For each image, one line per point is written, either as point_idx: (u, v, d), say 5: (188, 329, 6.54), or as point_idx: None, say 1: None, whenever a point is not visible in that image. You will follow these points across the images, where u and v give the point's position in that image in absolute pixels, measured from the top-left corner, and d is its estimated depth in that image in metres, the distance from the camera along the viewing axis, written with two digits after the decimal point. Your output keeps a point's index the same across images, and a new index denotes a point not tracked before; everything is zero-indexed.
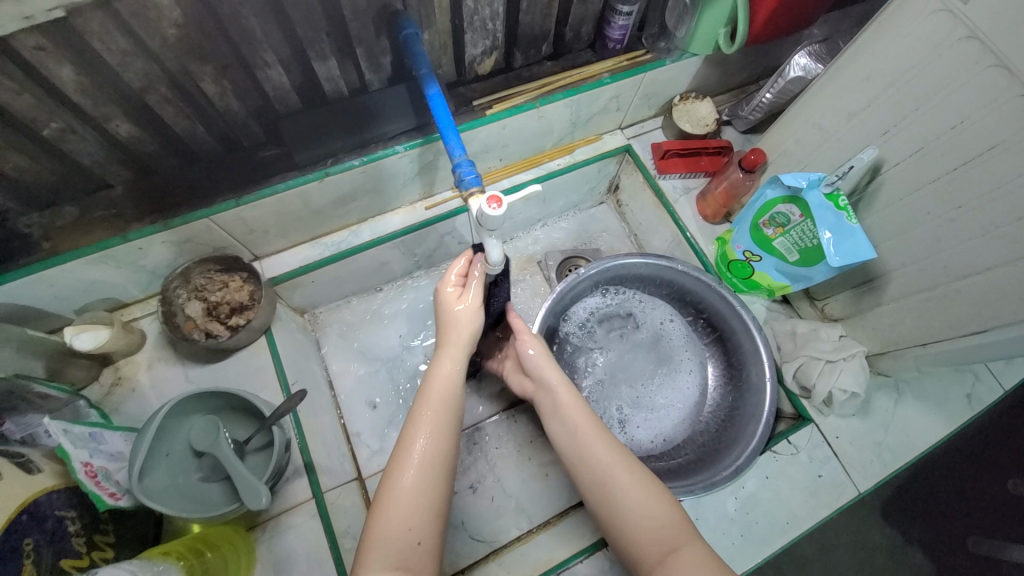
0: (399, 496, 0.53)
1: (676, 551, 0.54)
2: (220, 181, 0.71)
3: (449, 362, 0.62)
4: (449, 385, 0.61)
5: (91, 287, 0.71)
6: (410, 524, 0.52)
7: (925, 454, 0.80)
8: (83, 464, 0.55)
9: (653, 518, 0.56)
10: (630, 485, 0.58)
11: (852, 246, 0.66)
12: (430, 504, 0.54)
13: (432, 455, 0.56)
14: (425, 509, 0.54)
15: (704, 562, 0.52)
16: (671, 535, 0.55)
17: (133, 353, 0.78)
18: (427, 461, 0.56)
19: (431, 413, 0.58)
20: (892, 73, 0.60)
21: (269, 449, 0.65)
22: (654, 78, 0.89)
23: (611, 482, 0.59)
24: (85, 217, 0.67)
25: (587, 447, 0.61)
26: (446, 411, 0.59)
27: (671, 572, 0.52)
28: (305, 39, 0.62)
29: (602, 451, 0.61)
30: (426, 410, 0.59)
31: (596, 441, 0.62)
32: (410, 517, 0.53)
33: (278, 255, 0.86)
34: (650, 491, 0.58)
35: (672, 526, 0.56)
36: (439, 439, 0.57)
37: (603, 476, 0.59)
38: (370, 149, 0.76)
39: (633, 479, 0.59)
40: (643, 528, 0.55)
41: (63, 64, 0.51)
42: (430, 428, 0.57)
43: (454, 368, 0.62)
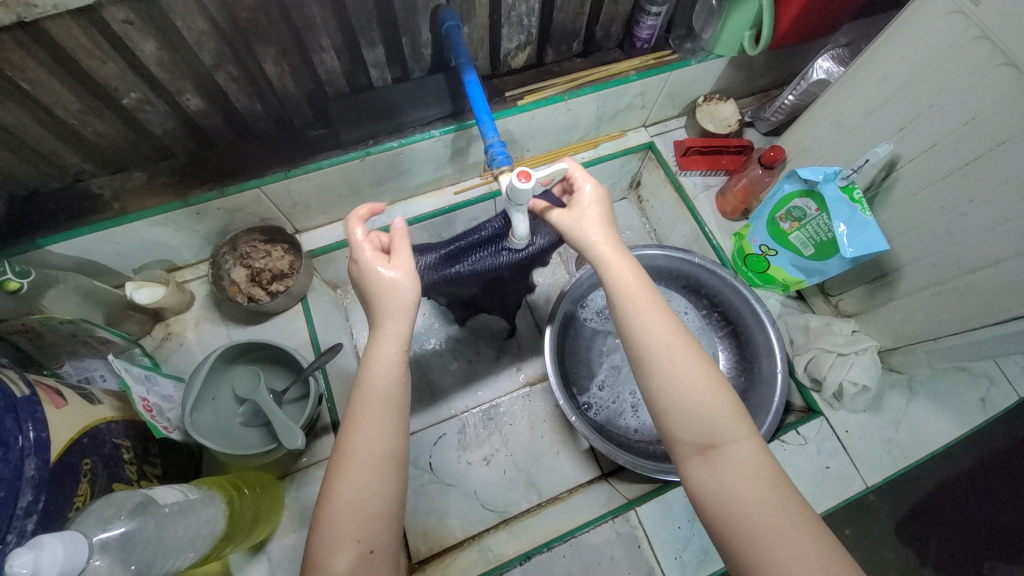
0: (347, 498, 0.47)
1: (718, 449, 0.51)
2: (271, 156, 0.78)
3: (392, 341, 0.53)
4: (394, 359, 0.52)
5: (152, 247, 0.78)
6: (358, 534, 0.47)
7: (935, 453, 0.81)
8: (141, 398, 0.61)
9: (700, 405, 0.51)
10: (676, 360, 0.53)
11: (864, 239, 0.68)
12: (380, 500, 0.48)
13: (378, 450, 0.49)
14: (374, 515, 0.48)
15: (752, 461, 0.50)
16: (717, 432, 0.51)
17: (183, 311, 0.84)
18: (370, 464, 0.48)
19: (373, 409, 0.50)
20: (909, 72, 0.62)
21: (304, 401, 0.71)
22: (679, 77, 0.93)
23: (657, 355, 0.53)
24: (150, 182, 0.74)
25: (640, 315, 0.55)
26: (377, 403, 0.50)
27: (710, 467, 0.50)
28: (358, 27, 0.68)
29: (654, 325, 0.54)
30: (366, 402, 0.50)
31: (648, 317, 0.55)
32: (356, 521, 0.47)
33: (317, 229, 0.92)
34: (699, 376, 0.52)
35: (724, 420, 0.51)
36: (385, 434, 0.50)
37: (649, 350, 0.54)
38: (407, 132, 0.81)
39: (683, 351, 0.54)
40: (687, 416, 0.51)
41: (148, 39, 0.58)
42: (375, 423, 0.50)
43: (396, 343, 0.53)
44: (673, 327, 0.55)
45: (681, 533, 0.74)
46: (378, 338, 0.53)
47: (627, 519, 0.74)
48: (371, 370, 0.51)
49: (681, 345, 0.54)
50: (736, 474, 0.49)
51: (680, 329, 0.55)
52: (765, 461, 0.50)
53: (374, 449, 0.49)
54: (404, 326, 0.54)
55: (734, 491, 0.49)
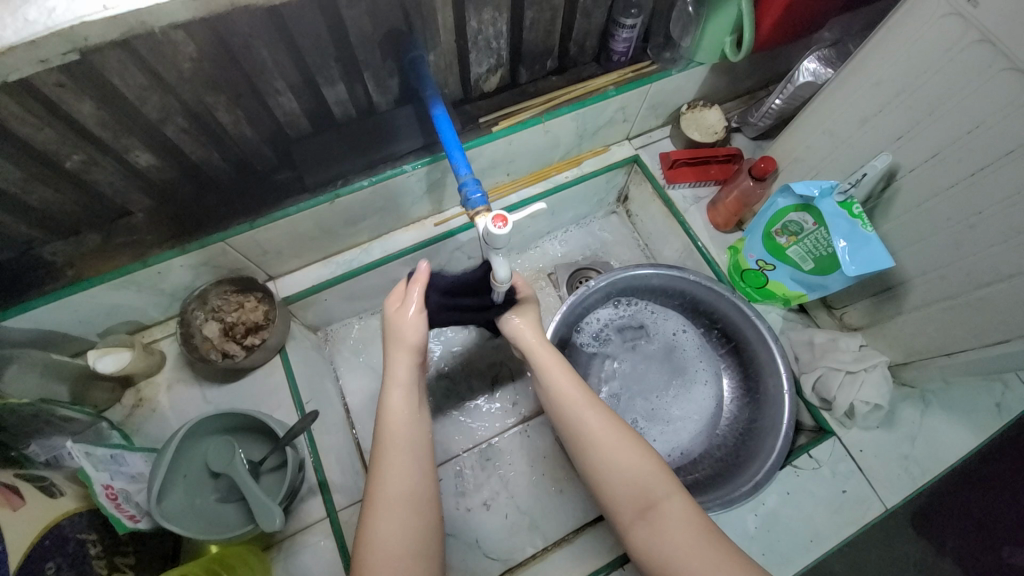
0: (387, 513, 0.54)
1: (654, 509, 0.56)
2: (234, 207, 0.73)
3: (399, 384, 0.61)
4: (407, 399, 0.60)
5: (114, 311, 0.74)
6: (396, 564, 0.51)
7: (955, 467, 0.77)
8: (104, 486, 0.56)
9: (629, 473, 0.57)
10: (604, 434, 0.60)
11: (868, 255, 0.64)
12: (416, 518, 0.54)
13: (407, 492, 0.55)
14: (408, 552, 0.52)
15: (683, 516, 0.55)
16: (650, 492, 0.56)
17: (153, 374, 0.80)
18: (399, 499, 0.54)
19: (396, 452, 0.57)
20: (905, 78, 0.59)
21: (283, 470, 0.66)
22: (660, 88, 0.89)
23: (588, 433, 0.61)
24: (106, 244, 0.69)
25: (565, 401, 0.63)
26: (407, 443, 0.58)
27: (649, 528, 0.55)
28: (314, 66, 0.63)
29: (583, 407, 0.62)
30: (388, 444, 0.58)
31: (576, 394, 0.63)
32: (399, 536, 0.53)
33: (292, 274, 0.87)
34: (627, 444, 0.59)
35: (654, 482, 0.57)
36: (411, 468, 0.56)
37: (581, 429, 0.61)
38: (379, 169, 0.77)
39: (608, 422, 0.61)
40: (622, 484, 0.57)
41: (84, 100, 0.53)
42: (398, 471, 0.56)
43: (404, 388, 0.61)
44: (598, 403, 0.63)
45: None
46: (392, 383, 0.61)
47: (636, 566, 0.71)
48: (387, 411, 0.59)
49: (603, 420, 0.61)
50: (674, 527, 0.54)
51: (602, 406, 0.63)
52: (697, 511, 0.56)
53: (399, 501, 0.54)
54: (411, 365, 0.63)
55: (672, 547, 0.53)
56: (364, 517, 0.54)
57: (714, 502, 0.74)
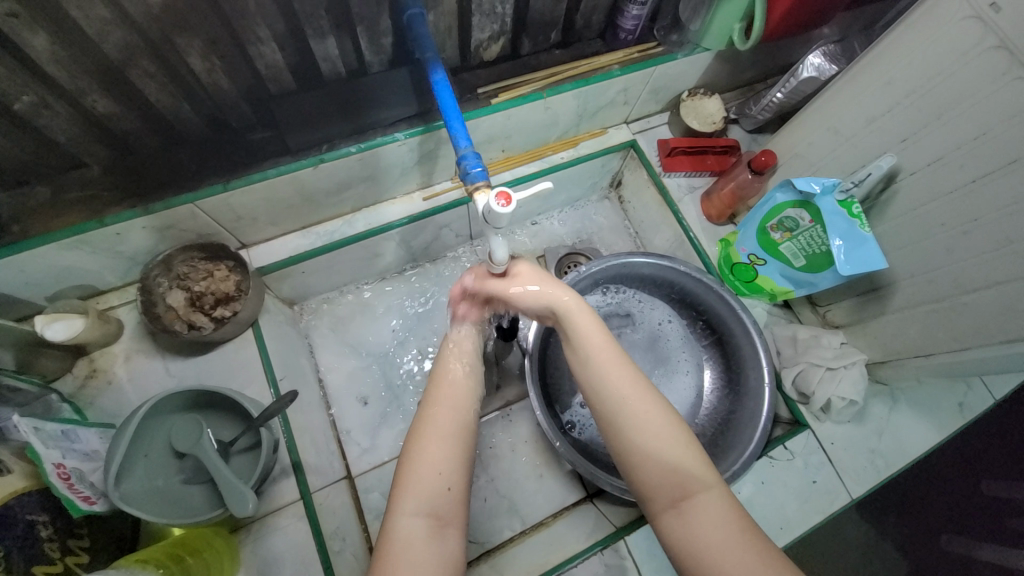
0: (433, 444, 0.53)
1: (689, 500, 0.52)
2: (206, 166, 0.67)
3: (467, 329, 0.65)
4: (470, 341, 0.65)
5: (65, 273, 0.67)
6: (440, 468, 0.52)
7: (916, 461, 0.81)
8: (55, 465, 0.51)
9: (673, 461, 0.53)
10: (650, 421, 0.55)
11: (861, 255, 0.65)
12: (463, 449, 0.54)
13: (459, 414, 0.56)
14: (455, 457, 0.53)
15: (723, 512, 0.51)
16: (688, 484, 0.53)
17: (109, 343, 0.73)
18: (449, 430, 0.54)
19: (455, 377, 0.59)
20: (917, 79, 0.58)
21: (256, 450, 0.62)
22: (664, 72, 0.86)
23: (635, 419, 0.55)
24: (57, 199, 0.62)
25: (648, 423, 0.55)
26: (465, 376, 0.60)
27: (683, 519, 0.51)
28: (303, 15, 0.57)
29: (628, 388, 0.57)
30: (450, 373, 0.60)
31: (660, 419, 0.55)
32: (439, 465, 0.52)
33: (267, 243, 0.82)
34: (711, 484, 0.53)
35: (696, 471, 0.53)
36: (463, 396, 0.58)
37: (621, 407, 0.56)
38: (368, 135, 0.72)
39: (655, 406, 0.56)
40: (661, 473, 0.53)
41: (35, 30, 0.46)
42: (454, 397, 0.57)
43: (472, 329, 0.66)
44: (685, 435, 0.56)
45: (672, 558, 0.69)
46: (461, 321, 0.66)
47: (616, 550, 0.69)
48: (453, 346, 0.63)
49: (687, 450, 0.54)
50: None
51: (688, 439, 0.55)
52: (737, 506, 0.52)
53: (454, 422, 0.55)
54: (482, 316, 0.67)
55: (706, 542, 0.50)
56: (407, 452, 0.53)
57: None
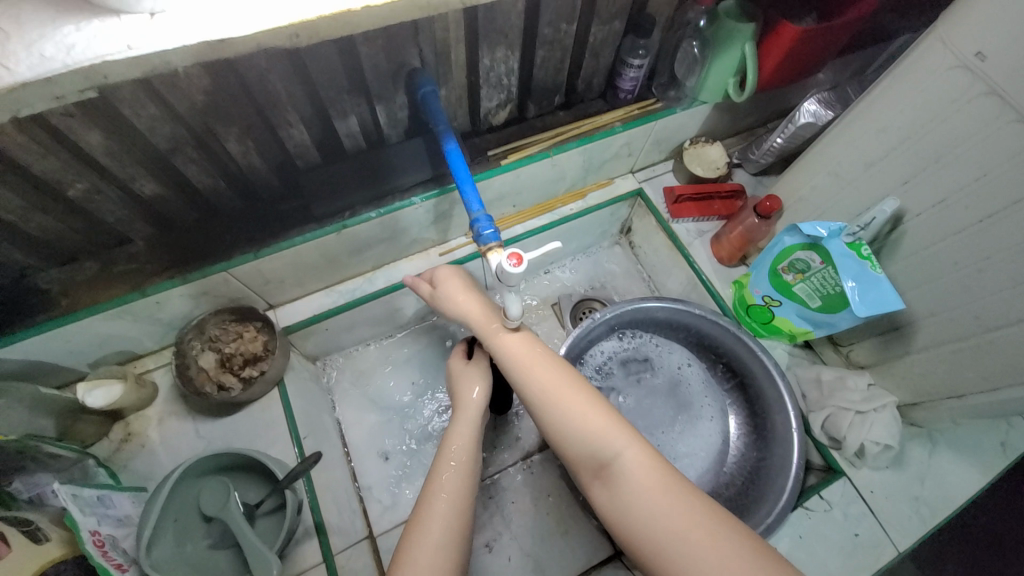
0: (420, 552, 0.52)
1: (610, 465, 0.53)
2: (238, 236, 0.72)
3: (466, 423, 0.64)
4: (469, 437, 0.63)
5: (108, 341, 0.71)
6: None
7: (966, 509, 0.76)
8: (91, 532, 0.53)
9: (586, 427, 0.55)
10: (564, 400, 0.57)
11: (877, 296, 0.65)
12: (454, 560, 0.52)
13: (451, 524, 0.54)
14: (444, 571, 0.51)
15: (640, 466, 0.52)
16: (604, 449, 0.54)
17: (144, 406, 0.76)
18: (437, 539, 0.53)
19: (449, 475, 0.58)
20: (911, 124, 0.60)
21: (280, 512, 0.63)
22: (664, 125, 0.91)
23: (550, 403, 0.57)
24: (104, 273, 0.67)
25: (561, 399, 0.57)
26: (462, 478, 0.58)
27: (607, 487, 0.53)
28: (327, 99, 0.63)
29: (544, 377, 0.59)
30: (444, 470, 0.59)
31: (569, 389, 0.58)
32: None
33: (292, 303, 0.85)
34: (625, 435, 0.54)
35: (610, 435, 0.54)
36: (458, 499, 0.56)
37: (538, 395, 0.58)
38: (387, 200, 0.76)
39: (562, 379, 0.58)
40: (582, 444, 0.55)
41: (93, 130, 0.52)
42: (450, 495, 0.56)
43: (471, 426, 0.64)
44: (589, 394, 0.58)
45: None
46: (460, 417, 0.65)
47: None
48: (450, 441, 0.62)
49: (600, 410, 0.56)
50: (668, 517, 0.49)
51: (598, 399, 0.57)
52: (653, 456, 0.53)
53: (445, 528, 0.54)
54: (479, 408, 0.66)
55: (633, 501, 0.51)
56: (398, 553, 0.53)
57: None
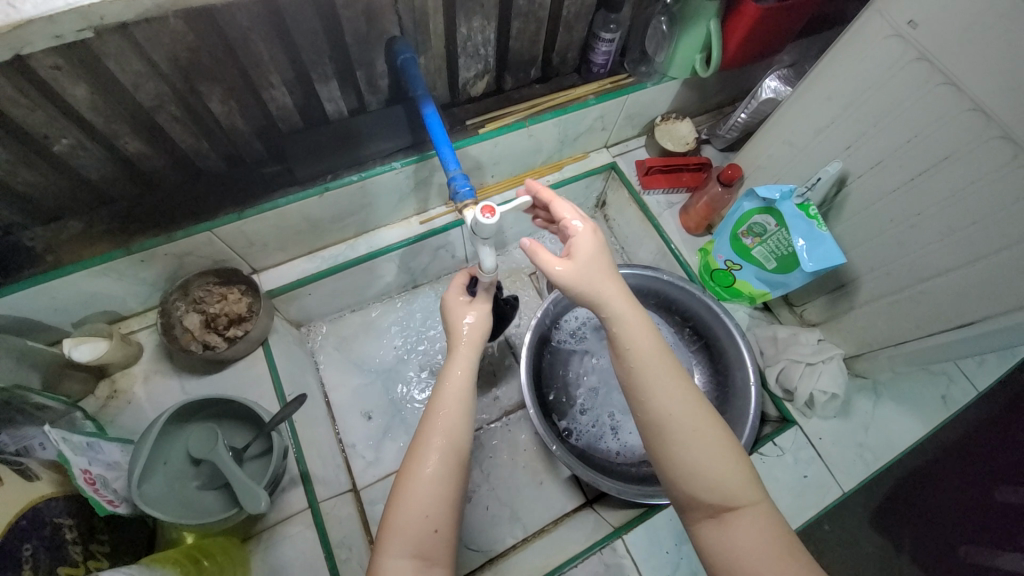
0: (417, 490, 0.53)
1: (731, 510, 0.51)
2: (222, 197, 0.74)
3: (458, 367, 0.63)
4: (464, 377, 0.62)
5: (92, 299, 0.72)
6: (427, 512, 0.52)
7: (905, 453, 0.83)
8: (82, 471, 0.55)
9: (714, 471, 0.52)
10: (685, 426, 0.53)
11: (823, 253, 0.70)
12: (451, 491, 0.54)
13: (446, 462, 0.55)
14: (441, 500, 0.53)
15: (767, 530, 0.50)
16: (728, 494, 0.51)
17: (130, 365, 0.78)
18: (432, 474, 0.54)
19: (445, 410, 0.58)
20: (853, 92, 0.65)
21: (267, 455, 0.66)
22: (636, 99, 0.95)
23: (668, 420, 0.54)
24: (88, 231, 0.69)
25: (661, 396, 0.54)
26: (453, 422, 0.57)
27: (719, 527, 0.51)
28: (310, 62, 0.66)
29: (653, 375, 0.55)
30: (442, 403, 0.59)
31: (674, 403, 0.54)
32: (427, 505, 0.52)
33: (276, 268, 0.88)
34: (716, 449, 0.53)
35: (738, 491, 0.51)
36: (456, 436, 0.57)
37: (649, 399, 0.55)
38: (368, 165, 0.79)
39: (701, 423, 0.54)
40: (702, 480, 0.52)
41: (78, 83, 0.54)
42: (443, 427, 0.57)
43: (463, 370, 0.62)
44: (696, 412, 0.55)
45: (670, 557, 0.72)
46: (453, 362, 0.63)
47: (614, 549, 0.72)
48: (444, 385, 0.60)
49: (706, 432, 0.54)
50: (750, 537, 0.49)
51: (710, 426, 0.54)
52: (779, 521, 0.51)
53: (446, 462, 0.55)
54: (472, 353, 0.65)
55: (738, 549, 0.49)
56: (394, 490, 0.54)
57: None
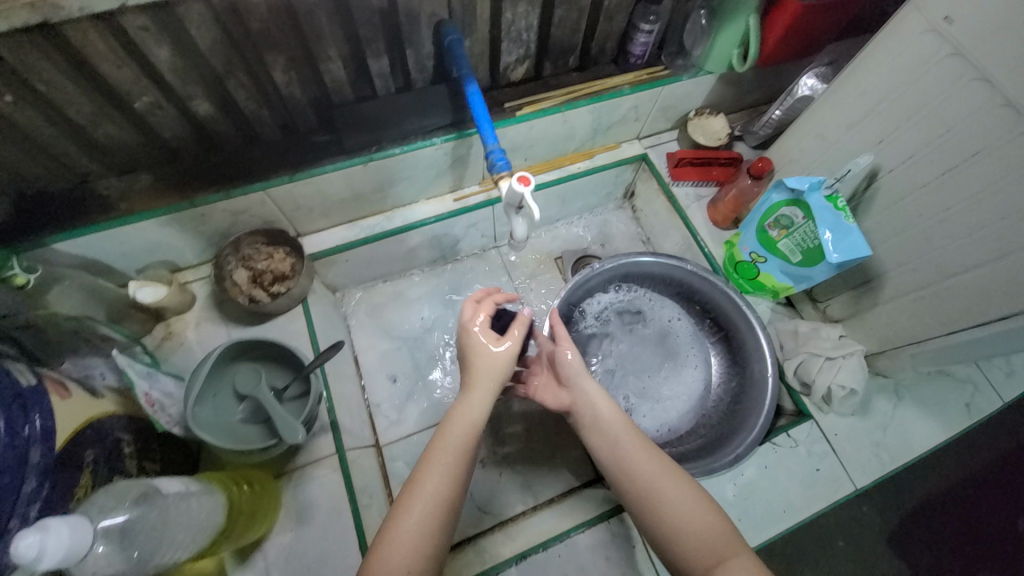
0: (398, 543, 0.52)
1: (722, 564, 0.52)
2: (276, 161, 0.80)
3: (468, 411, 0.59)
4: (467, 429, 0.58)
5: (156, 247, 0.80)
6: (409, 566, 0.51)
7: (923, 457, 0.83)
8: (145, 393, 0.61)
9: (694, 522, 0.55)
10: (662, 484, 0.58)
11: (848, 244, 0.71)
12: (432, 546, 0.53)
13: (431, 517, 0.54)
14: (423, 554, 0.52)
15: None
16: (715, 546, 0.53)
17: (184, 311, 0.85)
18: (414, 529, 0.53)
19: (440, 456, 0.56)
20: (887, 87, 0.66)
21: (303, 397, 0.71)
22: (671, 91, 0.97)
23: (647, 480, 0.59)
24: (158, 184, 0.76)
25: (633, 457, 0.61)
26: (444, 468, 0.56)
27: None
28: (365, 38, 0.71)
29: (628, 441, 0.63)
30: (435, 451, 0.57)
31: (649, 460, 0.61)
32: (408, 560, 0.51)
33: (319, 233, 0.94)
34: (693, 501, 0.57)
35: (720, 540, 0.54)
36: (450, 481, 0.56)
37: (622, 460, 0.62)
38: (410, 139, 0.84)
39: (677, 480, 0.59)
40: (686, 531, 0.55)
41: (162, 45, 0.60)
42: (438, 472, 0.56)
43: (477, 410, 0.59)
44: (668, 468, 0.60)
45: None
46: (457, 411, 0.59)
47: None
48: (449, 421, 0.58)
49: (682, 488, 0.58)
50: None
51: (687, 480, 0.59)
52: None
53: (430, 517, 0.53)
54: (486, 398, 0.60)
55: None
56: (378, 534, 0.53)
57: (696, 470, 0.79)
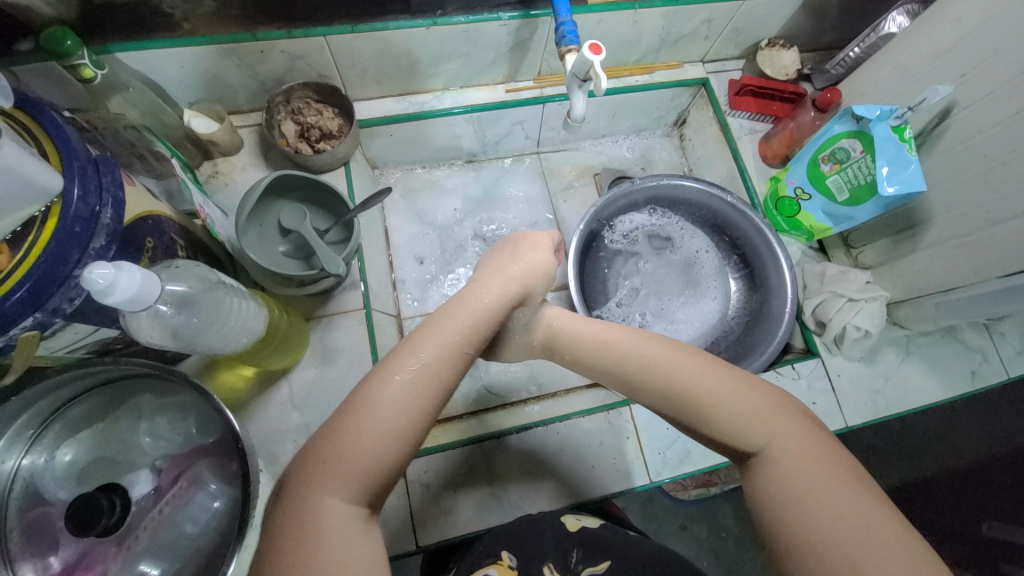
0: (364, 416, 0.44)
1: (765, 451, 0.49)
2: (338, 9, 0.78)
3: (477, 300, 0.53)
4: (471, 312, 0.52)
5: (211, 81, 0.80)
6: (384, 450, 0.44)
7: (918, 409, 0.85)
8: (199, 204, 0.68)
9: (741, 410, 0.51)
10: (706, 380, 0.52)
11: (907, 178, 0.70)
12: (411, 432, 0.45)
13: (411, 394, 0.46)
14: (392, 436, 0.45)
15: (811, 452, 0.48)
16: (757, 433, 0.50)
17: (231, 154, 0.87)
18: (381, 413, 0.45)
19: (448, 336, 0.49)
20: (988, 14, 0.63)
21: (343, 243, 0.75)
22: (751, 10, 0.92)
23: (691, 384, 0.52)
24: (220, 12, 0.75)
25: (669, 364, 0.54)
26: (445, 346, 0.49)
27: (761, 470, 0.49)
28: None
29: (658, 349, 0.55)
30: (430, 331, 0.50)
31: (684, 360, 0.54)
32: (374, 442, 0.44)
33: (367, 102, 0.93)
34: (738, 388, 0.52)
35: (762, 431, 0.50)
36: (452, 362, 0.49)
37: (658, 366, 0.54)
38: (476, 10, 0.80)
39: (717, 374, 0.53)
40: (734, 423, 0.51)
41: None
42: (426, 352, 0.48)
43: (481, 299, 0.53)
44: (706, 362, 0.54)
45: (666, 434, 0.82)
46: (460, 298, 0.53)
47: None
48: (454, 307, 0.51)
49: (724, 380, 0.53)
50: (793, 467, 0.47)
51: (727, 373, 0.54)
52: (819, 441, 0.49)
53: (409, 395, 0.46)
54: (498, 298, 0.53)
55: (793, 487, 0.46)
56: (352, 402, 0.46)
57: None
